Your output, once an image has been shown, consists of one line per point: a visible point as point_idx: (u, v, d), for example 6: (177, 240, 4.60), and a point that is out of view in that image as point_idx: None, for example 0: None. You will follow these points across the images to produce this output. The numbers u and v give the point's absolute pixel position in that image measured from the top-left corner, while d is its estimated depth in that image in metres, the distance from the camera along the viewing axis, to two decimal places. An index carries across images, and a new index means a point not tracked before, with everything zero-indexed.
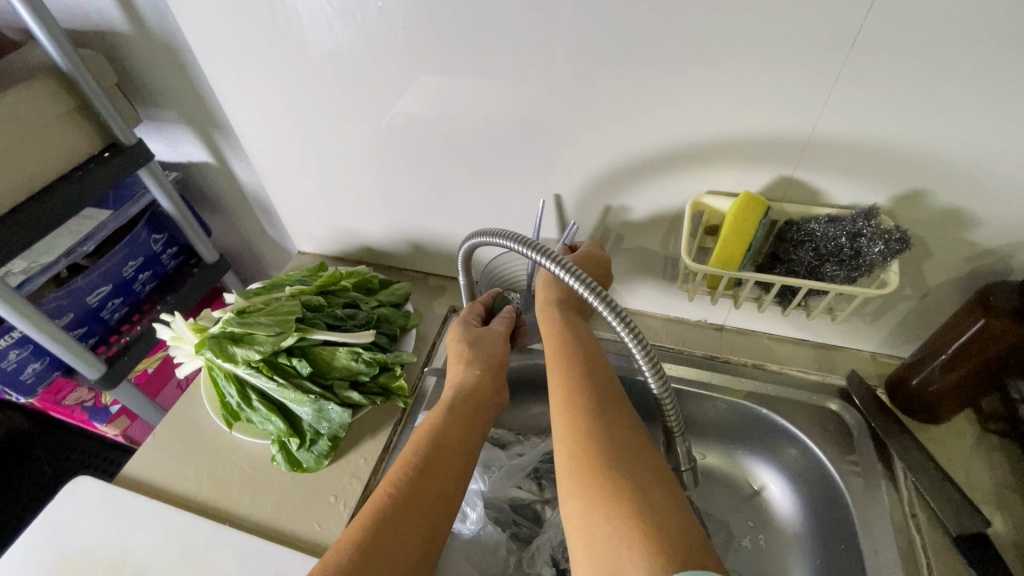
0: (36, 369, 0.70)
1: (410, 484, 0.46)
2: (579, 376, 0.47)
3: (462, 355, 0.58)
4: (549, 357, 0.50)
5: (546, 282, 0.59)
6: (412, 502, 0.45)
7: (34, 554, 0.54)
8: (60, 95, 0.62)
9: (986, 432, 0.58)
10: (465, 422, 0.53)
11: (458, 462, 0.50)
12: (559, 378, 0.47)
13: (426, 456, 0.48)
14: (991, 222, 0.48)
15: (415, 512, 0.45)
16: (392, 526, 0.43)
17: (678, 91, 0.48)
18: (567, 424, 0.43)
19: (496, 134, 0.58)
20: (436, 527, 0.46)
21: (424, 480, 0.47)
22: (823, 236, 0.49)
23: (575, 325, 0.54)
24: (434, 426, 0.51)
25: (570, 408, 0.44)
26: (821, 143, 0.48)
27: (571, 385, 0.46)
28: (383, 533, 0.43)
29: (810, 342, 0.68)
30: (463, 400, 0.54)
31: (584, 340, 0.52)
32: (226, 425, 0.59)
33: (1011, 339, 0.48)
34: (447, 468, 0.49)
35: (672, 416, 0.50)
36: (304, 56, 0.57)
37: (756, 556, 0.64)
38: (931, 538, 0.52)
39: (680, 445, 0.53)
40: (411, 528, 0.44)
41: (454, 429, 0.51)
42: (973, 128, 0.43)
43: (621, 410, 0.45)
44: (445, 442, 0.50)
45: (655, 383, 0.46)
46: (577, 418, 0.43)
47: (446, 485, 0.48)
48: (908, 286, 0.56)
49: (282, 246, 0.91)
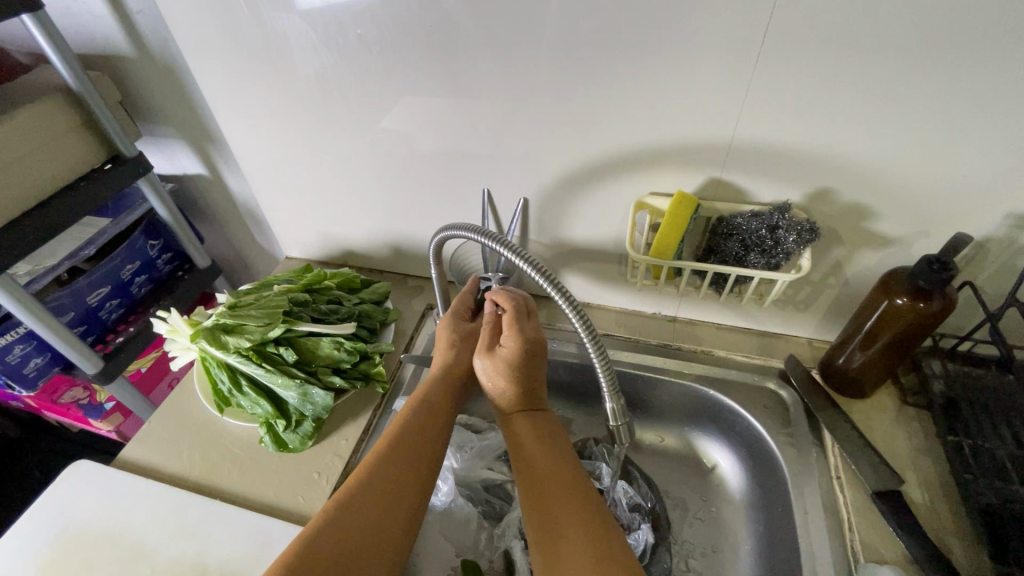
0: (38, 364, 0.75)
1: (397, 454, 0.51)
2: (555, 472, 0.50)
3: (454, 344, 0.62)
4: (525, 454, 0.53)
5: (489, 379, 0.56)
6: (401, 464, 0.50)
7: (35, 530, 0.58)
8: (69, 111, 0.68)
9: (905, 404, 0.65)
10: (449, 401, 0.58)
11: (440, 430, 0.55)
12: (539, 476, 0.50)
13: (411, 430, 0.53)
14: (887, 215, 0.56)
15: (402, 476, 0.49)
16: (385, 486, 0.48)
17: (617, 106, 0.56)
18: (548, 520, 0.47)
19: (464, 144, 0.65)
20: (423, 483, 0.51)
21: (411, 451, 0.52)
22: (747, 228, 0.56)
23: (538, 417, 0.57)
24: (419, 399, 0.57)
25: (550, 506, 0.48)
26: (741, 149, 0.56)
27: (545, 477, 0.50)
28: (374, 493, 0.48)
29: (754, 330, 0.75)
30: (447, 381, 0.60)
31: (548, 435, 0.55)
32: (216, 410, 0.64)
33: (911, 316, 0.56)
34: (430, 436, 0.54)
35: (614, 408, 0.55)
36: (294, 77, 0.63)
37: (709, 527, 0.69)
38: (853, 497, 0.58)
39: (617, 422, 0.55)
40: (402, 481, 0.49)
41: (438, 404, 0.57)
42: (860, 134, 0.51)
43: (586, 492, 0.49)
44: (431, 413, 0.56)
45: (601, 367, 0.52)
46: (557, 515, 0.47)
47: (430, 450, 0.53)
48: (829, 274, 0.64)
49: (270, 252, 0.96)
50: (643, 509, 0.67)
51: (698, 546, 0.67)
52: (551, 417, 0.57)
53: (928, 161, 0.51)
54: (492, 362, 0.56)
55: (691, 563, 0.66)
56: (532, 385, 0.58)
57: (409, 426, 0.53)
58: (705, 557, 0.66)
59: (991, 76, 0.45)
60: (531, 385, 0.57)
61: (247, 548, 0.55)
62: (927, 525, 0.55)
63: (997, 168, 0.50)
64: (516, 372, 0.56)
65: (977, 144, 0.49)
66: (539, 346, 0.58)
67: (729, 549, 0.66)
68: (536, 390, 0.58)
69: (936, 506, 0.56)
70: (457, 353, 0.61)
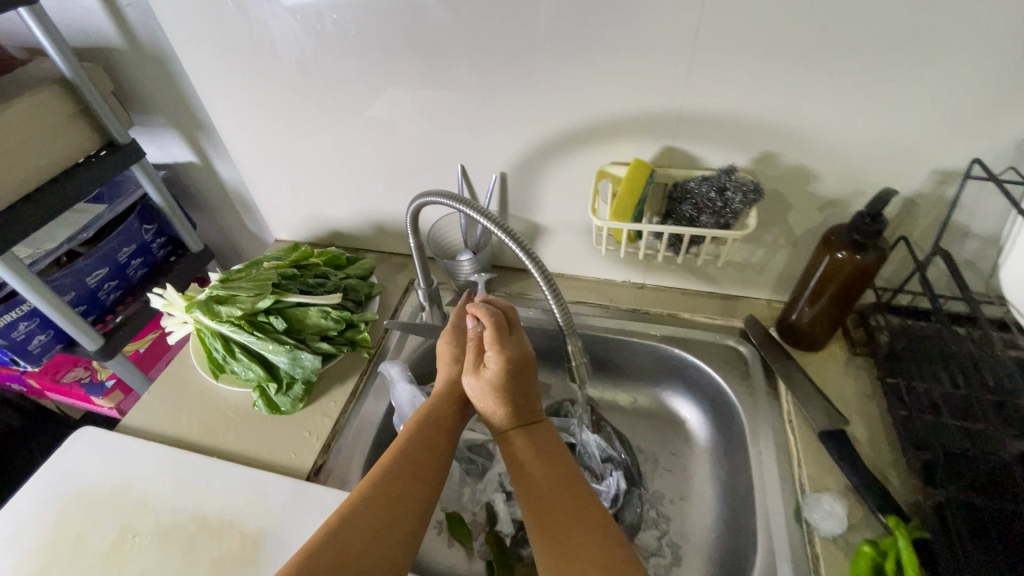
0: (42, 341, 0.79)
1: (404, 461, 0.54)
2: (556, 486, 0.53)
3: (454, 359, 0.63)
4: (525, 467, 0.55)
5: (479, 399, 0.58)
6: (406, 471, 0.53)
7: (41, 488, 0.61)
8: (65, 100, 0.72)
9: (855, 354, 0.70)
10: (448, 414, 0.60)
11: (448, 444, 0.58)
12: (543, 492, 0.53)
13: (417, 442, 0.56)
14: (827, 176, 0.61)
15: (407, 482, 0.53)
16: (392, 489, 0.51)
17: (576, 80, 0.60)
18: (553, 534, 0.49)
19: (437, 121, 0.69)
20: (428, 492, 0.53)
21: (416, 459, 0.55)
22: (699, 191, 0.61)
23: (536, 430, 0.59)
24: (425, 413, 0.59)
25: (554, 521, 0.50)
26: (690, 118, 0.60)
27: (546, 486, 0.53)
28: (381, 495, 0.51)
29: (718, 294, 0.80)
30: (448, 397, 0.61)
31: (547, 449, 0.57)
32: (213, 376, 0.69)
33: (851, 267, 0.61)
34: (435, 449, 0.56)
35: (573, 347, 0.60)
36: (276, 63, 0.68)
37: (677, 477, 0.73)
38: (803, 437, 0.63)
39: (576, 359, 0.61)
40: (411, 488, 0.52)
41: (441, 419, 0.59)
42: (795, 100, 0.56)
43: (583, 495, 0.52)
44: (438, 426, 0.58)
45: (557, 308, 0.56)
46: (562, 529, 0.49)
47: (436, 462, 0.56)
48: (780, 236, 0.69)
49: (259, 237, 1.00)
50: (616, 459, 0.71)
51: (668, 495, 0.72)
52: (549, 428, 0.60)
53: (857, 121, 0.56)
54: (479, 383, 0.58)
55: (661, 510, 0.70)
56: (528, 397, 0.60)
57: (415, 438, 0.56)
58: (673, 504, 0.71)
59: (905, 39, 0.50)
60: (524, 400, 0.59)
61: (245, 499, 0.59)
62: (870, 460, 0.60)
63: (918, 126, 0.55)
64: (504, 389, 0.57)
65: (898, 104, 0.54)
66: (525, 361, 0.59)
67: (696, 495, 0.71)
68: (530, 403, 0.60)
69: (879, 443, 0.61)
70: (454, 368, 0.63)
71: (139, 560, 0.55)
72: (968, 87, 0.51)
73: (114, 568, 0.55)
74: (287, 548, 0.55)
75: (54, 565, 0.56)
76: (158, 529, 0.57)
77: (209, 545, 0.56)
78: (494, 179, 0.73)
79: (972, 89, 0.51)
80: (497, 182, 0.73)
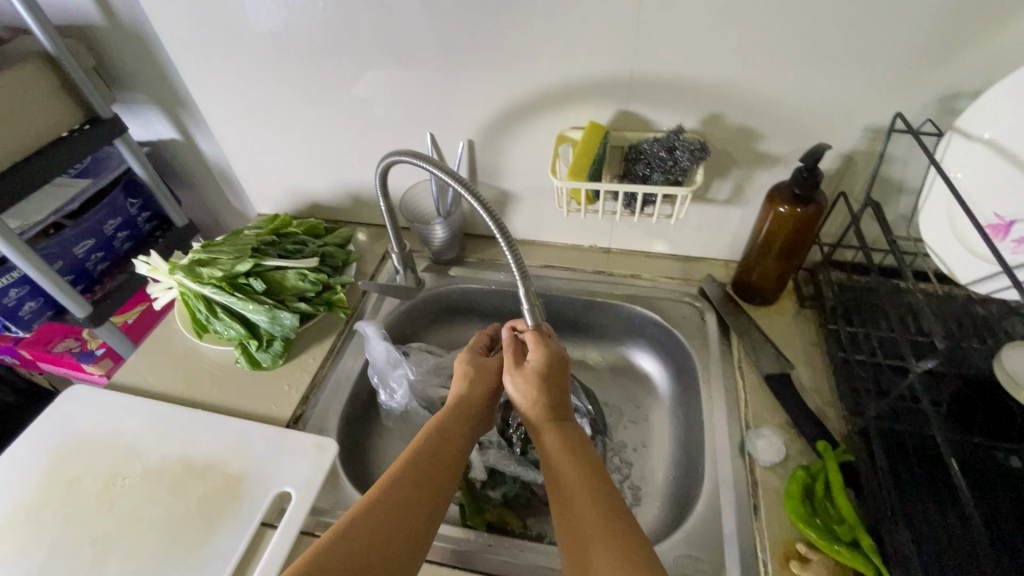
0: (33, 308, 0.83)
1: (416, 467, 0.51)
2: (585, 482, 0.50)
3: (468, 374, 0.62)
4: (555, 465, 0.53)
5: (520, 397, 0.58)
6: (420, 478, 0.50)
7: (36, 439, 0.65)
8: (48, 76, 0.76)
9: (803, 307, 0.74)
10: (463, 428, 0.58)
11: (461, 454, 0.55)
12: (573, 491, 0.49)
13: (430, 450, 0.53)
14: (769, 135, 0.65)
15: (420, 489, 0.50)
16: (404, 494, 0.49)
17: (533, 48, 0.64)
18: (585, 535, 0.46)
19: (406, 90, 0.72)
20: (440, 499, 0.50)
21: (430, 467, 0.52)
22: (651, 152, 0.65)
23: (564, 425, 0.57)
24: (441, 423, 0.57)
25: (585, 520, 0.46)
26: (640, 82, 0.64)
27: (574, 486, 0.50)
28: (392, 502, 0.48)
29: (678, 256, 0.84)
30: (463, 411, 0.59)
31: (579, 445, 0.54)
32: (197, 335, 0.72)
33: (793, 220, 0.65)
34: (448, 459, 0.54)
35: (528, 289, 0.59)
36: (251, 36, 0.71)
37: (639, 427, 0.77)
38: (751, 381, 0.67)
39: (531, 299, 0.60)
40: (423, 495, 0.49)
41: (452, 431, 0.56)
42: (735, 63, 0.60)
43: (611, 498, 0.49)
44: (456, 431, 0.57)
45: (511, 252, 0.57)
46: (593, 528, 0.46)
47: (449, 470, 0.53)
48: (732, 195, 0.73)
49: (242, 212, 1.04)
50: (582, 410, 0.75)
51: (630, 443, 0.76)
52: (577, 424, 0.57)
53: (795, 82, 0.60)
54: (523, 379, 0.58)
55: (624, 456, 0.74)
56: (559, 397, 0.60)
57: (427, 445, 0.54)
58: (636, 451, 0.75)
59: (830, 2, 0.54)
60: (560, 402, 0.58)
61: (227, 445, 0.63)
62: (811, 399, 0.65)
63: (849, 85, 0.59)
64: (544, 388, 0.58)
65: (827, 65, 0.58)
66: (561, 364, 0.60)
67: (656, 443, 0.75)
68: (564, 407, 0.59)
69: (821, 386, 0.66)
70: (471, 383, 0.62)
71: (128, 499, 0.59)
72: (891, 47, 0.55)
73: (105, 506, 0.59)
74: (267, 486, 0.59)
75: (49, 504, 0.59)
76: (146, 472, 0.61)
77: (194, 485, 0.60)
78: (462, 146, 0.77)
79: (895, 49, 0.55)
80: (465, 150, 0.77)
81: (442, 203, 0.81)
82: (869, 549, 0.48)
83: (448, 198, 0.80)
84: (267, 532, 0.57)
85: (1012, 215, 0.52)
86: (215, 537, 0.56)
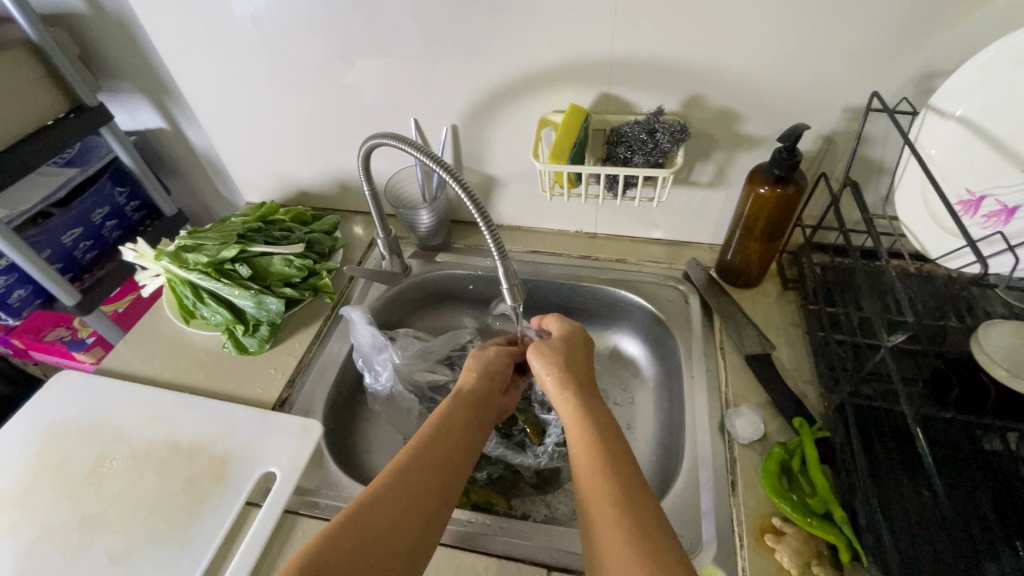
0: (22, 295, 0.88)
1: (433, 438, 0.51)
2: (601, 449, 0.49)
3: (482, 364, 0.62)
4: (574, 445, 0.51)
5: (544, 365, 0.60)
6: (428, 466, 0.49)
7: (26, 422, 0.66)
8: (32, 63, 0.77)
9: (786, 289, 0.75)
10: (472, 416, 0.56)
11: (475, 430, 0.56)
12: (586, 473, 0.47)
13: (444, 428, 0.53)
14: (749, 116, 0.66)
15: (428, 477, 0.48)
16: (423, 463, 0.49)
17: (512, 31, 0.64)
18: (597, 517, 0.44)
19: (389, 75, 0.72)
20: (456, 470, 0.51)
21: (439, 454, 0.50)
22: (632, 134, 0.64)
23: (588, 398, 0.56)
24: (455, 398, 0.57)
25: (600, 497, 0.45)
26: (620, 64, 0.64)
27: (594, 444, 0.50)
28: (398, 489, 0.46)
29: (663, 241, 0.84)
30: (474, 401, 0.58)
31: (599, 410, 0.55)
32: (184, 321, 0.73)
33: (773, 201, 0.65)
34: (458, 447, 0.52)
35: (508, 269, 0.59)
36: (232, 22, 0.71)
37: (624, 409, 0.78)
38: (732, 361, 0.68)
39: (512, 282, 0.60)
40: (440, 465, 0.50)
41: (461, 420, 0.55)
42: (713, 43, 0.60)
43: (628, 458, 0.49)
44: (469, 406, 0.57)
45: (487, 230, 0.56)
46: (607, 506, 0.44)
47: (463, 443, 0.53)
48: (714, 178, 0.73)
49: (231, 200, 1.04)
50: None
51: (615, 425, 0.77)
52: (601, 399, 0.56)
53: (773, 63, 0.60)
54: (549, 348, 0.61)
55: None
56: (583, 380, 0.59)
57: (443, 419, 0.54)
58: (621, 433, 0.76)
59: None
60: (582, 374, 0.60)
61: (214, 427, 0.64)
62: (792, 379, 0.65)
63: (829, 66, 0.59)
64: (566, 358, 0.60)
65: (805, 45, 0.58)
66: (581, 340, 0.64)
67: (640, 424, 0.76)
68: (588, 379, 0.59)
69: (801, 366, 0.66)
70: (482, 374, 0.61)
71: (116, 480, 0.60)
72: (869, 27, 0.55)
73: (92, 487, 0.60)
74: (253, 467, 0.60)
75: (38, 485, 0.60)
76: (134, 455, 0.62)
77: (181, 466, 0.61)
78: (445, 131, 0.77)
79: (872, 28, 0.55)
80: (448, 135, 0.77)
81: (428, 189, 0.81)
82: (841, 520, 0.49)
83: (433, 185, 0.81)
84: (252, 511, 0.58)
85: (983, 191, 0.54)
86: (201, 516, 0.57)
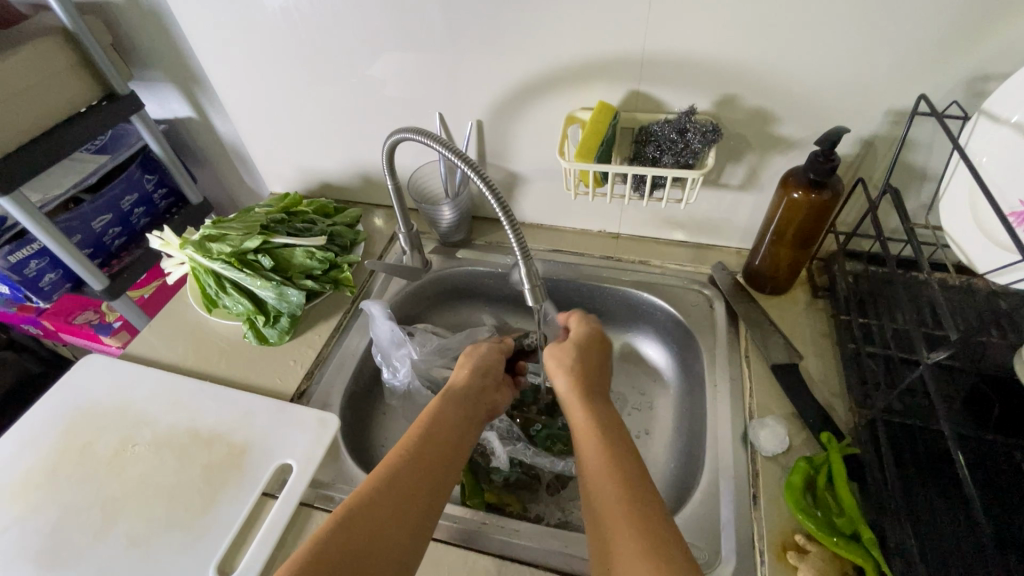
0: (52, 279, 0.91)
1: (433, 430, 0.52)
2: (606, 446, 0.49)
3: (481, 363, 0.62)
4: (581, 438, 0.51)
5: (557, 360, 0.60)
6: (428, 457, 0.49)
7: (53, 404, 0.68)
8: (67, 50, 0.79)
9: (816, 298, 0.72)
10: (465, 410, 0.56)
11: (472, 426, 0.56)
12: (594, 464, 0.48)
13: (443, 421, 0.53)
14: (785, 117, 0.63)
15: (423, 471, 0.48)
16: (424, 452, 0.49)
17: (542, 26, 0.63)
18: (605, 505, 0.44)
19: (415, 68, 0.71)
20: (453, 461, 0.51)
21: (439, 445, 0.51)
22: (661, 134, 0.62)
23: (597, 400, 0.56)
24: (453, 390, 0.58)
25: (607, 489, 0.45)
26: (652, 61, 0.63)
27: (602, 441, 0.50)
28: (399, 480, 0.46)
29: (689, 243, 0.82)
30: (468, 395, 0.58)
31: (606, 413, 0.54)
32: (207, 309, 0.74)
33: (807, 206, 0.62)
34: (454, 439, 0.52)
35: (530, 271, 0.58)
36: (261, 12, 0.70)
37: (643, 414, 0.77)
38: (757, 370, 0.66)
39: (534, 283, 0.59)
40: (440, 455, 0.50)
41: (455, 413, 0.55)
42: (748, 41, 0.58)
43: (629, 453, 0.49)
44: (468, 401, 0.57)
45: (509, 226, 0.54)
46: (613, 497, 0.44)
47: (461, 434, 0.54)
48: (745, 180, 0.71)
49: (256, 190, 1.05)
50: None
51: (633, 430, 0.75)
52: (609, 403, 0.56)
53: (813, 61, 0.58)
54: (562, 347, 0.61)
55: None
56: (585, 376, 0.58)
57: (443, 412, 0.54)
58: (638, 438, 0.74)
59: None
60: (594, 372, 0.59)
61: (233, 416, 0.64)
62: (819, 391, 0.63)
63: (873, 65, 0.56)
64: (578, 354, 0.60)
65: (846, 44, 0.55)
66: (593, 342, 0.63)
67: (658, 430, 0.75)
68: (598, 380, 0.59)
69: (829, 379, 0.64)
70: (476, 369, 0.61)
71: (137, 464, 0.61)
72: (921, 24, 0.52)
73: (114, 470, 0.61)
74: (270, 458, 0.60)
75: (61, 467, 0.62)
76: (155, 440, 0.63)
77: (201, 453, 0.61)
78: (469, 127, 0.76)
79: (920, 28, 0.52)
80: (473, 130, 0.77)
81: (450, 186, 0.80)
82: (868, 541, 0.47)
83: (456, 181, 0.80)
84: (267, 503, 0.58)
85: None
86: (219, 504, 0.57)
